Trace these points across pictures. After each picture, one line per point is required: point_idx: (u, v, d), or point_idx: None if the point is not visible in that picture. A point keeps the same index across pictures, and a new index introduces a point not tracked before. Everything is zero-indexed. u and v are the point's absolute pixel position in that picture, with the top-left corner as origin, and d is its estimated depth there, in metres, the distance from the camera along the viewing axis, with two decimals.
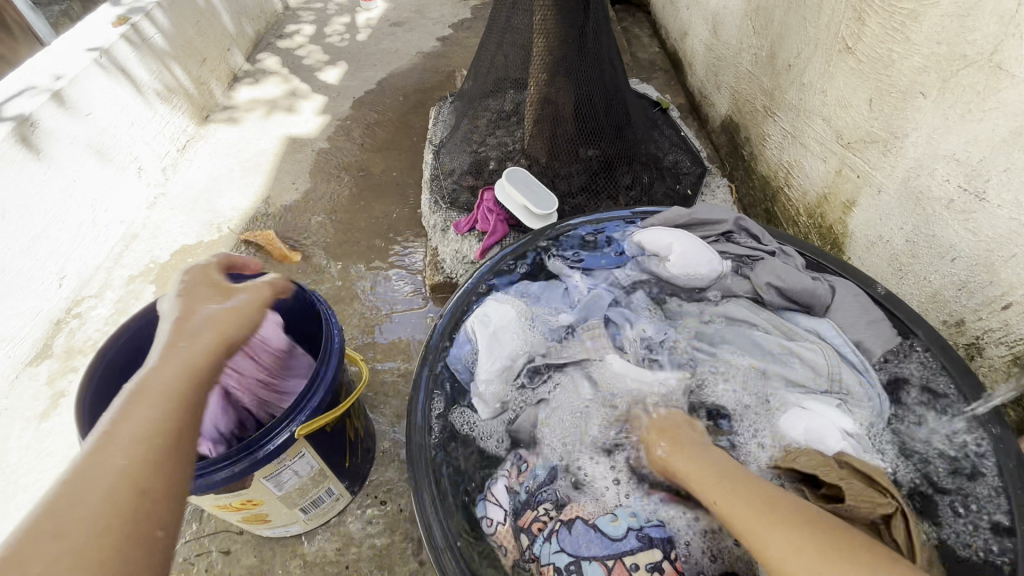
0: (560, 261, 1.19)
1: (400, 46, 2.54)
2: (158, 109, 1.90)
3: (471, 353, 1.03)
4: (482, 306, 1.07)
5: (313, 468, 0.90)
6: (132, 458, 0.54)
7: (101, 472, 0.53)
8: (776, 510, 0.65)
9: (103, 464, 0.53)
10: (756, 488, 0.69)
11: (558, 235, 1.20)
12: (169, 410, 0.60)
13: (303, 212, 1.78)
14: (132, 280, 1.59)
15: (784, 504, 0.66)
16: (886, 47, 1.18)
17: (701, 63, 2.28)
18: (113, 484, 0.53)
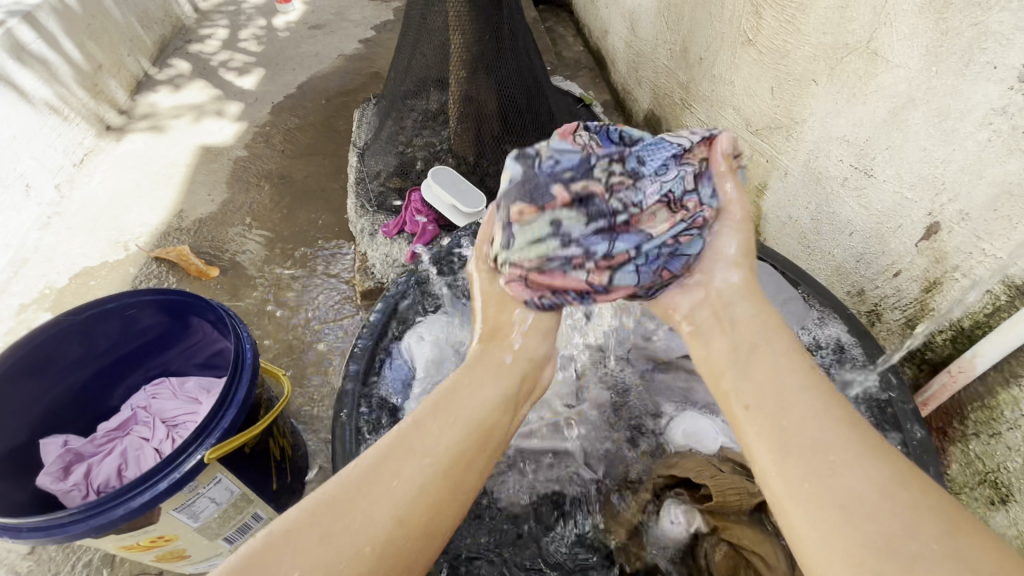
0: None
1: (320, 49, 2.45)
2: (48, 121, 1.73)
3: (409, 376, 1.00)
4: (413, 329, 1.05)
5: (233, 494, 0.84)
6: (441, 465, 0.62)
7: (399, 473, 0.60)
8: (829, 503, 0.51)
9: (399, 467, 0.61)
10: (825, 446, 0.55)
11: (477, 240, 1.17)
12: (446, 447, 0.64)
13: (220, 224, 1.68)
14: (23, 309, 1.44)
15: (842, 473, 0.52)
16: (781, 38, 1.25)
17: (622, 60, 2.35)
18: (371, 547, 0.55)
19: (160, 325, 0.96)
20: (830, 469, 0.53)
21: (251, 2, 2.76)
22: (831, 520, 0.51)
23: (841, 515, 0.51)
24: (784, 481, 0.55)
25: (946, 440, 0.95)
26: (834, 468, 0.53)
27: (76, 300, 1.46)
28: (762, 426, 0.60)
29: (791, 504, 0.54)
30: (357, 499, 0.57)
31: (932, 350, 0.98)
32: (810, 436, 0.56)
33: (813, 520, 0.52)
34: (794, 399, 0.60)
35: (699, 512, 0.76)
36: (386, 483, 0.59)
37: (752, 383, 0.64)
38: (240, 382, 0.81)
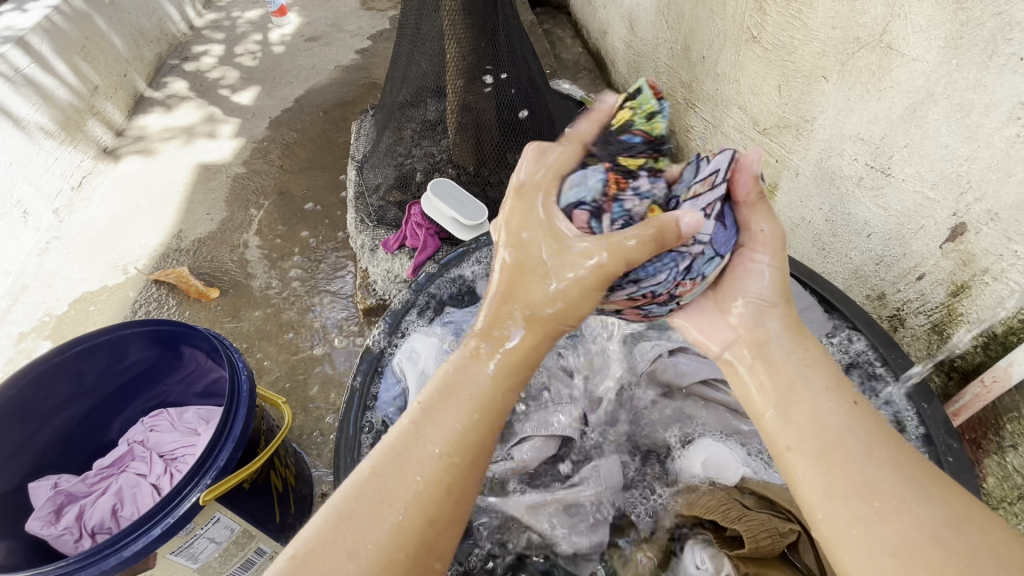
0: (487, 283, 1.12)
1: (317, 61, 2.43)
2: (44, 146, 1.72)
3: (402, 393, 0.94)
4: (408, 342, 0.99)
5: (234, 531, 0.81)
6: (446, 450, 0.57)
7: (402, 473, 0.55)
8: (885, 511, 0.49)
9: (404, 463, 0.56)
10: (866, 467, 0.52)
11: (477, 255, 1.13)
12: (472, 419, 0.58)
13: (219, 243, 1.65)
14: (23, 338, 1.43)
15: (904, 508, 0.49)
16: (787, 34, 1.21)
17: (622, 61, 2.31)
18: (410, 526, 0.53)
19: (152, 356, 0.93)
20: (876, 505, 0.50)
21: (247, 16, 2.74)
22: (886, 533, 0.49)
23: (896, 528, 0.49)
24: (840, 501, 0.52)
25: (980, 452, 0.90)
26: (876, 500, 0.50)
27: (76, 326, 1.44)
28: (817, 459, 0.55)
29: (854, 527, 0.50)
30: (377, 489, 0.55)
31: (961, 357, 0.93)
32: (857, 452, 0.53)
33: (876, 534, 0.49)
34: (837, 411, 0.57)
35: (728, 558, 0.71)
36: (416, 458, 0.56)
37: (793, 422, 0.58)
38: (237, 416, 0.78)
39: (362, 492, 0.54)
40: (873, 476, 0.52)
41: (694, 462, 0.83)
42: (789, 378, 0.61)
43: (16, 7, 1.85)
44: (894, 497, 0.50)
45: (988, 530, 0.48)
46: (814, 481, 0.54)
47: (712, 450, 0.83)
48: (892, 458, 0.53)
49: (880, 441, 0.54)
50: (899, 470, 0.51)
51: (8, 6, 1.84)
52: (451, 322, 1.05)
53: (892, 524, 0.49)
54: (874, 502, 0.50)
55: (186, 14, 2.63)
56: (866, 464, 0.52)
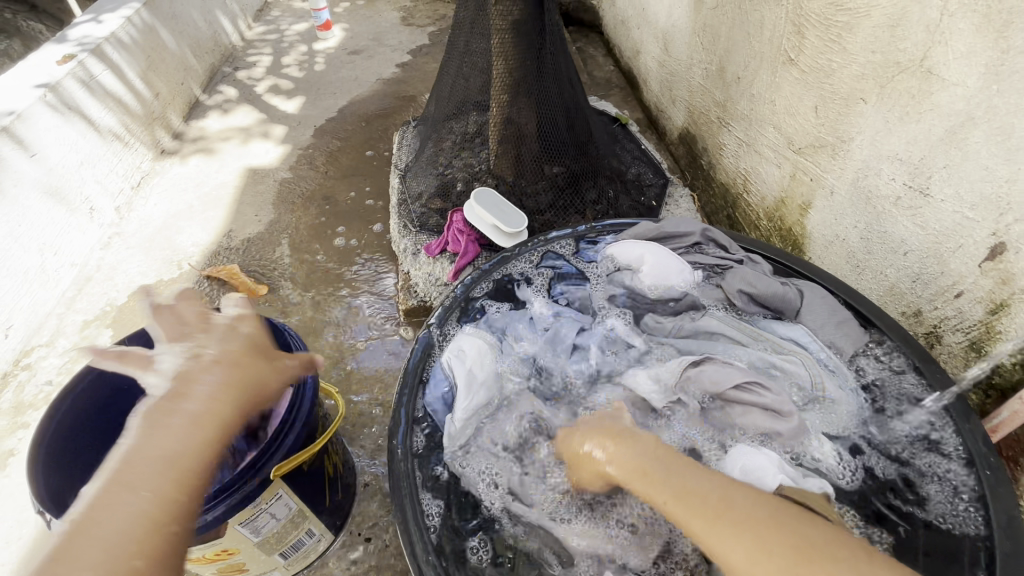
0: (527, 288, 1.17)
1: (360, 74, 2.54)
2: (111, 147, 1.83)
3: (449, 390, 0.97)
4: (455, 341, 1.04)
5: (291, 509, 0.86)
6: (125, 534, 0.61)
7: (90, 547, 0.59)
8: (739, 524, 0.62)
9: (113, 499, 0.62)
10: (717, 496, 0.65)
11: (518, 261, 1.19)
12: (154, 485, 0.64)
13: (267, 243, 1.74)
14: (87, 325, 1.52)
15: (750, 518, 0.62)
16: (826, 57, 1.25)
17: (655, 79, 2.36)
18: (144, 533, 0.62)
19: None
20: (732, 521, 0.62)
21: (294, 30, 2.88)
22: (769, 552, 0.59)
23: (760, 538, 0.60)
24: (717, 536, 0.62)
25: (1017, 469, 0.91)
26: (733, 519, 0.62)
27: (134, 317, 1.52)
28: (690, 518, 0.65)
29: (738, 555, 0.60)
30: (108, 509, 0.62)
31: (999, 374, 0.94)
32: (689, 484, 0.67)
33: (750, 553, 0.60)
34: (688, 472, 0.69)
35: None
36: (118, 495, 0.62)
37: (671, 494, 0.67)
38: (302, 400, 0.84)
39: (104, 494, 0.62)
40: (726, 500, 0.65)
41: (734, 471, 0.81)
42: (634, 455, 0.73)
43: (91, 18, 1.99)
44: (735, 511, 0.63)
45: (800, 515, 0.63)
46: (693, 521, 0.63)
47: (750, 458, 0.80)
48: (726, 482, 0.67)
49: (712, 473, 0.68)
50: (737, 489, 0.66)
51: (84, 17, 1.97)
52: (495, 326, 1.09)
53: (746, 539, 0.61)
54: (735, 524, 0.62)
55: (238, 27, 2.77)
56: (709, 495, 0.65)
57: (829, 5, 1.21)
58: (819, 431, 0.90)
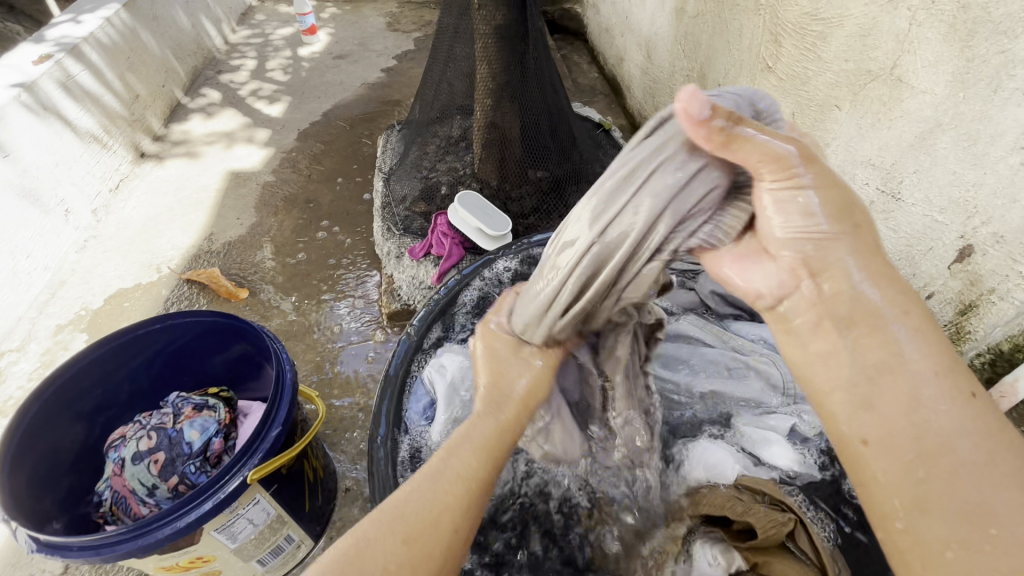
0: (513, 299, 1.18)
1: (345, 78, 2.53)
2: (88, 149, 1.80)
3: (431, 403, 0.99)
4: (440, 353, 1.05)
5: (270, 515, 0.85)
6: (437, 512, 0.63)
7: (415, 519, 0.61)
8: (995, 541, 0.46)
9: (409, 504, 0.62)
10: (977, 485, 0.47)
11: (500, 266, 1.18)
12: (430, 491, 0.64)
13: (249, 247, 1.72)
14: (60, 330, 1.48)
15: (1020, 548, 0.45)
16: (802, 65, 1.28)
17: (638, 86, 2.40)
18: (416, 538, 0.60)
19: (192, 343, 1.00)
20: (973, 523, 0.47)
21: (278, 34, 2.87)
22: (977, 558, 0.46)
23: (989, 554, 0.46)
24: (932, 519, 0.48)
25: None
26: (977, 523, 0.47)
27: (110, 321, 1.49)
28: (903, 467, 0.50)
29: (948, 550, 0.47)
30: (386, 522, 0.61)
31: (969, 373, 0.97)
32: (946, 443, 0.49)
33: (973, 563, 0.46)
34: (943, 413, 0.50)
35: (738, 551, 0.77)
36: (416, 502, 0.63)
37: (877, 415, 0.52)
38: (281, 403, 0.82)
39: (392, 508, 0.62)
40: (989, 498, 0.47)
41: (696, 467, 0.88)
42: (891, 355, 0.52)
43: (69, 19, 1.96)
44: (984, 517, 0.47)
45: None
46: (901, 473, 0.50)
47: (705, 451, 0.89)
48: (1015, 475, 0.47)
49: (995, 450, 0.48)
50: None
51: (62, 17, 1.94)
52: None
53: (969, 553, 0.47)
54: (976, 530, 0.47)
55: (221, 30, 2.75)
56: (969, 475, 0.48)
57: (805, 15, 1.24)
58: (786, 430, 0.91)
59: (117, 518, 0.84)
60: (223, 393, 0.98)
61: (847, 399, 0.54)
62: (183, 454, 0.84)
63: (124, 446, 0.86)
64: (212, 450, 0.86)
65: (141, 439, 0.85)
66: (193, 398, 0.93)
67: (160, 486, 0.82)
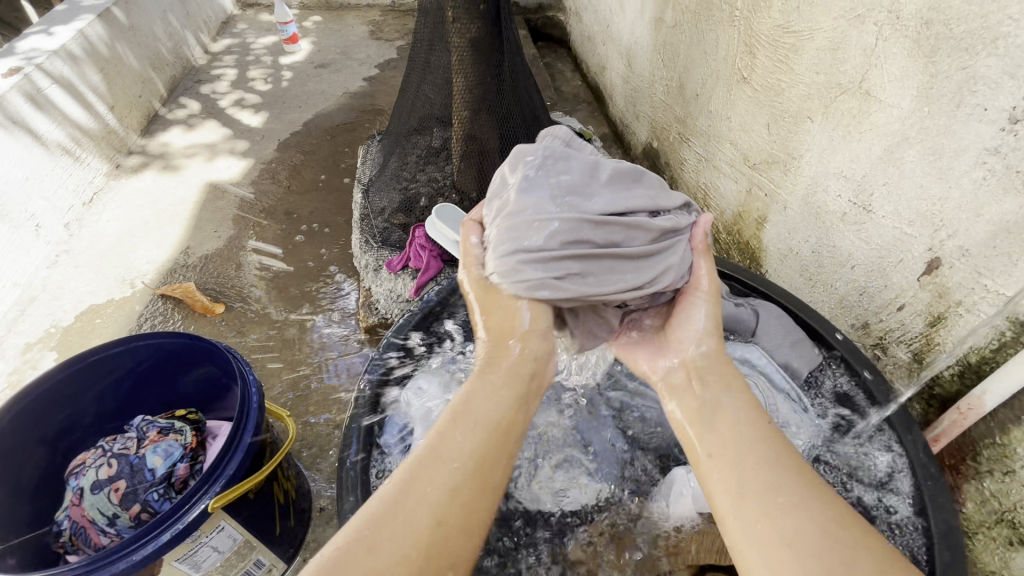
0: None
1: (326, 87, 2.52)
2: (60, 162, 1.77)
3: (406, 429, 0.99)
4: (415, 381, 1.05)
5: (236, 541, 0.83)
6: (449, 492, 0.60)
7: (419, 505, 0.58)
8: (784, 506, 0.57)
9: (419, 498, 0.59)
10: (771, 470, 0.60)
11: None
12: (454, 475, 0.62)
13: (226, 260, 1.69)
14: (29, 348, 1.45)
15: (797, 509, 0.56)
16: (775, 77, 1.29)
17: (620, 95, 2.41)
18: (424, 525, 0.57)
19: (161, 363, 0.98)
20: (777, 505, 0.57)
21: (260, 43, 2.85)
22: (786, 528, 0.55)
23: (793, 523, 0.55)
24: (747, 503, 0.59)
25: (959, 478, 0.94)
26: (779, 505, 0.57)
27: (81, 339, 1.46)
28: (721, 466, 0.63)
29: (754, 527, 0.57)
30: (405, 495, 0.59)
31: (940, 384, 0.98)
32: (735, 436, 0.65)
33: (776, 527, 0.56)
34: (740, 426, 0.66)
35: None
36: (424, 489, 0.60)
37: (717, 434, 0.66)
38: (246, 427, 0.81)
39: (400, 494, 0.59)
40: (775, 479, 0.59)
41: (683, 503, 0.86)
42: (709, 410, 0.69)
43: (42, 30, 1.93)
44: (778, 493, 0.58)
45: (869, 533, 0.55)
46: (719, 482, 0.62)
47: (688, 482, 0.87)
48: (798, 468, 0.61)
49: (776, 443, 0.64)
50: (797, 483, 0.59)
51: (34, 29, 1.91)
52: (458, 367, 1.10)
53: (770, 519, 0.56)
54: (786, 507, 0.57)
55: (201, 39, 2.72)
56: (763, 467, 0.61)
57: (777, 28, 1.25)
58: None
59: (78, 547, 0.82)
60: (191, 416, 0.96)
61: (705, 420, 0.69)
62: (145, 482, 0.82)
63: (84, 475, 0.84)
64: (176, 475, 0.84)
65: (100, 467, 0.83)
66: (159, 421, 0.91)
67: (121, 515, 0.80)
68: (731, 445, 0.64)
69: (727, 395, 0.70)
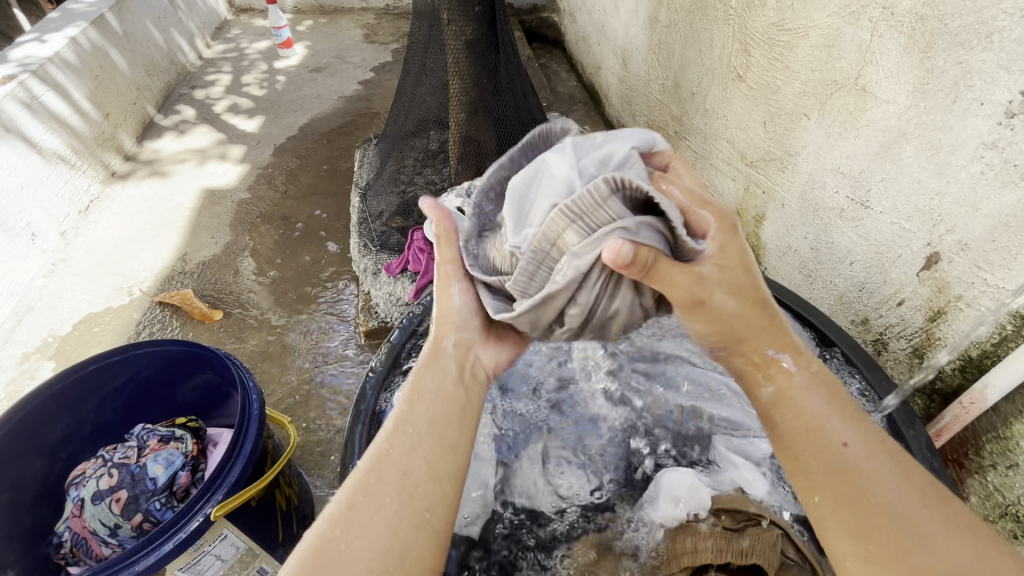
0: None
1: (321, 91, 2.51)
2: (55, 170, 1.76)
3: None
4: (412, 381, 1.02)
5: (239, 549, 0.83)
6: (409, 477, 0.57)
7: (382, 502, 0.56)
8: (885, 552, 0.52)
9: (365, 517, 0.55)
10: (876, 501, 0.54)
11: None
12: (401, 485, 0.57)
13: (224, 266, 1.69)
14: (26, 358, 1.44)
15: (909, 552, 0.52)
16: (771, 75, 1.29)
17: (616, 95, 2.41)
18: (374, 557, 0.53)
19: (160, 371, 0.97)
20: (875, 544, 0.53)
21: (254, 48, 2.85)
22: (881, 573, 0.52)
23: (893, 569, 0.52)
24: (840, 534, 0.55)
25: (963, 472, 0.94)
26: (878, 545, 0.53)
27: (79, 348, 1.45)
28: (823, 485, 0.57)
29: (851, 558, 0.54)
30: (359, 510, 0.55)
31: (941, 379, 0.98)
32: (831, 454, 0.57)
33: (871, 572, 0.53)
34: (844, 444, 0.57)
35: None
36: (374, 500, 0.56)
37: (811, 450, 0.58)
38: (247, 434, 0.81)
39: (355, 511, 0.55)
40: (882, 512, 0.54)
41: (671, 506, 0.82)
42: (797, 404, 0.61)
43: (34, 38, 1.92)
44: (891, 531, 0.53)
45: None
46: (824, 503, 0.56)
47: (673, 484, 0.84)
48: (906, 497, 0.54)
49: (889, 471, 0.56)
50: (907, 513, 0.53)
51: (27, 37, 1.91)
52: None
53: (871, 563, 0.53)
54: (893, 548, 0.52)
55: (195, 45, 2.72)
56: (864, 495, 0.55)
57: (772, 25, 1.26)
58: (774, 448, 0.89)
59: (80, 558, 0.82)
60: (191, 423, 0.96)
61: (784, 417, 0.61)
62: (147, 491, 0.81)
63: (84, 485, 0.84)
64: (178, 484, 0.83)
65: (101, 477, 0.82)
66: (160, 430, 0.90)
67: (122, 525, 0.79)
68: (827, 464, 0.57)
69: (816, 398, 0.61)
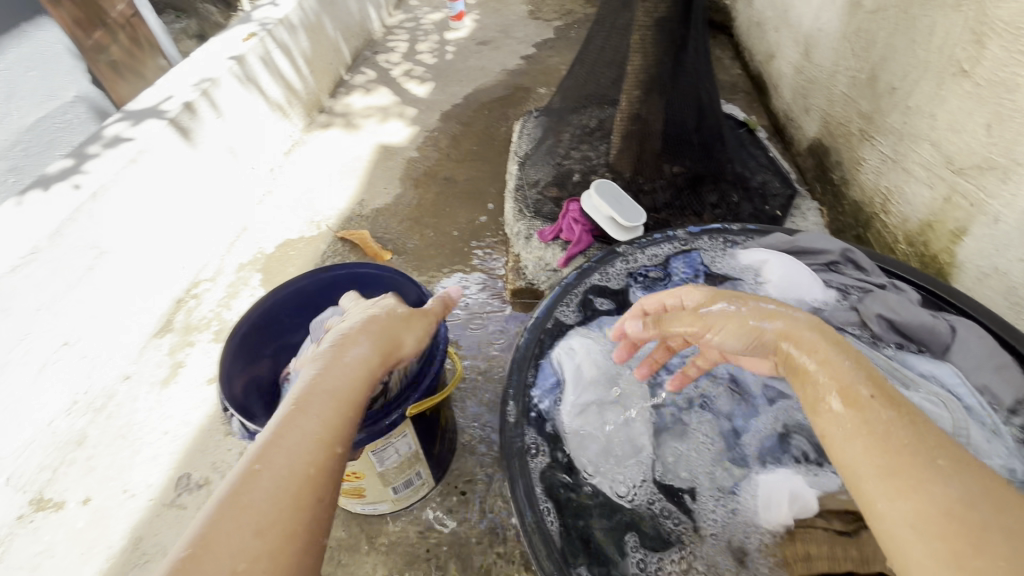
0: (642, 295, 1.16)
1: (486, 63, 2.65)
2: (273, 116, 2.08)
3: (557, 383, 1.01)
4: (568, 338, 1.07)
5: (411, 449, 0.97)
6: (300, 454, 0.67)
7: (273, 462, 0.65)
8: (907, 488, 0.57)
9: (259, 475, 0.64)
10: (900, 455, 0.59)
11: (633, 268, 1.20)
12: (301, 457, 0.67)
13: (393, 214, 1.89)
14: (242, 267, 1.75)
15: (923, 485, 0.57)
16: (1010, 71, 1.13)
17: (788, 86, 2.24)
18: (272, 510, 0.62)
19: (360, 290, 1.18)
20: (895, 481, 0.58)
21: (429, 20, 3.07)
22: (908, 507, 0.56)
23: (922, 500, 0.56)
24: (873, 482, 0.59)
25: None
26: (896, 478, 0.58)
27: (279, 266, 1.74)
28: (849, 435, 0.63)
29: (883, 505, 0.58)
30: (258, 479, 0.63)
31: None
32: (863, 416, 0.63)
33: (899, 508, 0.57)
34: (871, 407, 0.64)
35: None
36: (276, 452, 0.66)
37: (839, 418, 0.65)
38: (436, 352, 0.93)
39: (247, 478, 0.63)
40: (903, 460, 0.59)
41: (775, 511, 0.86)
42: (821, 372, 0.68)
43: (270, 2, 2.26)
44: (899, 464, 0.59)
45: (1002, 509, 0.54)
46: (865, 465, 0.61)
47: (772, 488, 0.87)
48: (911, 440, 0.60)
49: (910, 435, 0.61)
50: (924, 458, 0.59)
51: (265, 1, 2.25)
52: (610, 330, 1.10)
53: (894, 505, 0.57)
54: (923, 490, 0.56)
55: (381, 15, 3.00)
56: (891, 447, 0.60)
57: None
58: None
59: None
60: None
61: (814, 390, 0.68)
62: None
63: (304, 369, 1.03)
64: None
65: None
66: None
67: None
68: (853, 420, 0.64)
69: (827, 367, 0.68)
